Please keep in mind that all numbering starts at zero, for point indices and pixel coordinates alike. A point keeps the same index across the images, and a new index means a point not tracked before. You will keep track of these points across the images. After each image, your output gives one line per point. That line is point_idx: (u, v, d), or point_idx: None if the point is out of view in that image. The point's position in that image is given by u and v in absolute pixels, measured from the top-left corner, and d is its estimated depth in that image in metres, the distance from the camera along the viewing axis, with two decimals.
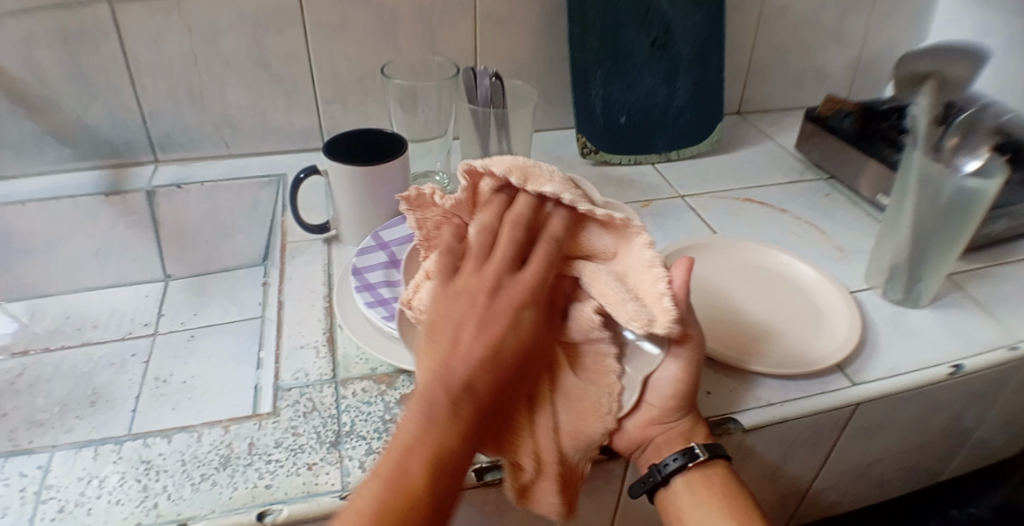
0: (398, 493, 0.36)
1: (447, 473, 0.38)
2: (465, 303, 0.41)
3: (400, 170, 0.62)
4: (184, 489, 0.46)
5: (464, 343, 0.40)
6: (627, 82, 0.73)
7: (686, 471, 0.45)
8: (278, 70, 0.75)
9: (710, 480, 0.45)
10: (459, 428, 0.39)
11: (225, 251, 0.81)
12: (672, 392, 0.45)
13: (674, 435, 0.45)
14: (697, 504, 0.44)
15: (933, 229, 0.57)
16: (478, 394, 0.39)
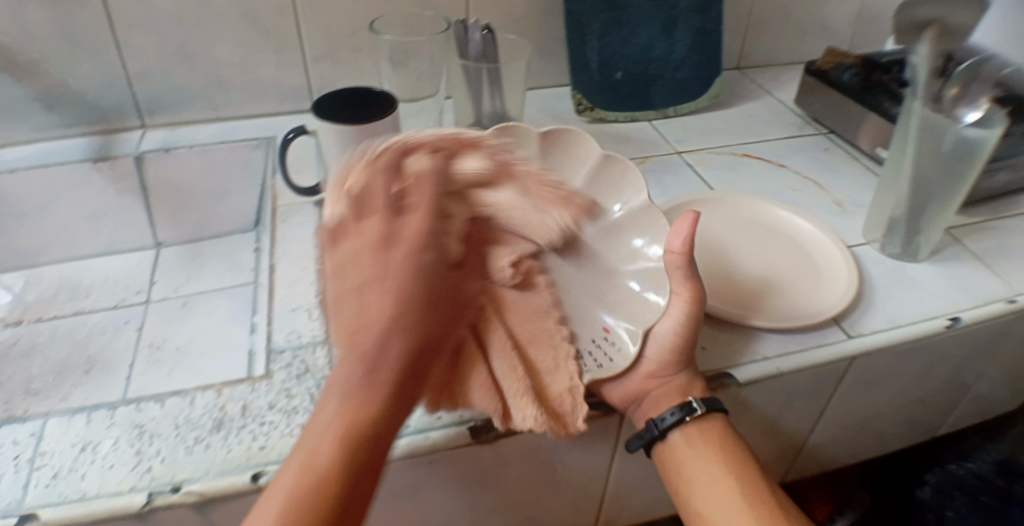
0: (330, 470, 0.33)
1: (378, 440, 0.35)
2: (369, 260, 0.39)
3: (390, 128, 0.61)
4: (178, 451, 0.45)
5: (372, 302, 0.38)
6: (626, 34, 0.70)
7: (685, 423, 0.45)
8: (267, 27, 0.73)
9: (708, 430, 0.45)
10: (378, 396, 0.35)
11: (218, 216, 0.79)
12: (672, 342, 0.45)
13: (672, 389, 0.45)
14: (697, 457, 0.44)
15: (935, 181, 0.57)
16: (389, 354, 0.36)
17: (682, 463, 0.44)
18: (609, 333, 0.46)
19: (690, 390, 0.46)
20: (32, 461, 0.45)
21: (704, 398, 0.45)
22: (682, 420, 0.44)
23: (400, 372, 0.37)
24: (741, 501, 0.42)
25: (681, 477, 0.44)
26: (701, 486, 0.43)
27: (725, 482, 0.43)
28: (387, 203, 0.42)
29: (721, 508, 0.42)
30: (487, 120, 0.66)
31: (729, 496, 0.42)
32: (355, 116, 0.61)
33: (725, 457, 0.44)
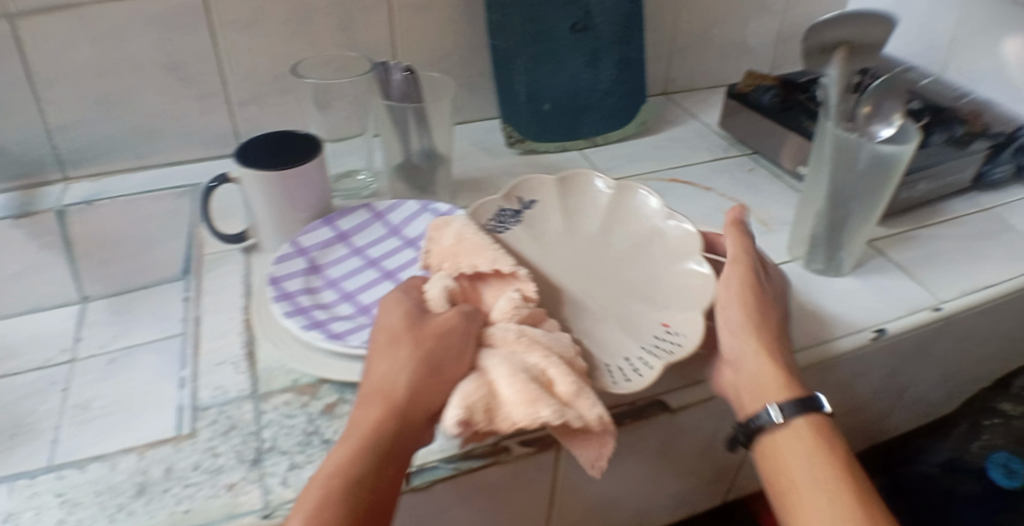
0: (311, 499, 0.36)
1: (359, 473, 0.37)
2: (382, 317, 0.45)
3: (316, 171, 0.60)
4: (100, 520, 0.43)
5: (378, 347, 0.43)
6: (551, 67, 0.72)
7: (786, 424, 0.44)
8: (190, 74, 0.72)
9: (819, 436, 0.43)
10: (353, 437, 0.39)
11: (148, 266, 0.78)
12: (743, 307, 0.48)
13: (760, 371, 0.46)
14: (807, 462, 0.42)
15: (852, 194, 0.58)
16: (367, 401, 0.40)
17: (785, 470, 0.43)
18: (669, 327, 0.49)
19: (774, 394, 0.45)
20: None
21: (797, 402, 0.44)
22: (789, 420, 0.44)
23: (379, 407, 0.40)
24: (859, 520, 0.39)
25: (784, 483, 0.42)
26: (807, 492, 0.41)
27: (831, 493, 0.40)
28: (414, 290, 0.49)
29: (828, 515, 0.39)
30: (416, 157, 0.65)
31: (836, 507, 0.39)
32: (276, 157, 0.59)
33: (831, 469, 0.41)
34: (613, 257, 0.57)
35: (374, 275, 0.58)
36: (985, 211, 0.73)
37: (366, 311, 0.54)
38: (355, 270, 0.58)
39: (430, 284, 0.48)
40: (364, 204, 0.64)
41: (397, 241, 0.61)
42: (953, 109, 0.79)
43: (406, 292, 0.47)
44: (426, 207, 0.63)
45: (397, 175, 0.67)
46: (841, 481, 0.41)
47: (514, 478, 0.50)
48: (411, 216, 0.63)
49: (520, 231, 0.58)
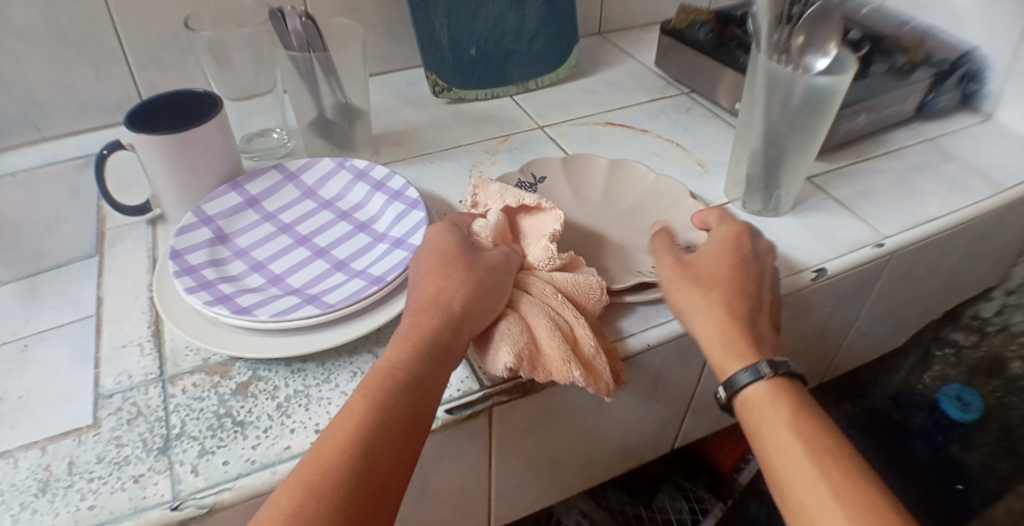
0: (374, 386, 0.37)
1: (417, 372, 0.39)
2: (433, 246, 0.47)
3: (220, 133, 0.56)
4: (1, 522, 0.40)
5: (433, 267, 0.45)
6: (472, 9, 0.67)
7: (744, 390, 0.42)
8: (76, 34, 0.65)
9: (781, 396, 0.41)
10: (412, 338, 0.40)
11: (53, 248, 0.72)
12: (717, 291, 0.45)
13: (732, 352, 0.43)
14: (784, 426, 0.39)
15: (787, 131, 0.56)
16: (422, 311, 0.42)
17: (762, 436, 0.40)
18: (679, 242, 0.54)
19: (730, 369, 0.43)
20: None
21: (754, 367, 0.42)
22: (748, 385, 0.42)
23: (436, 317, 0.41)
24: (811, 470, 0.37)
25: (764, 451, 0.39)
26: (782, 459, 0.38)
27: (811, 460, 0.37)
28: (460, 226, 0.50)
29: (809, 486, 0.36)
30: (331, 114, 0.61)
31: (814, 474, 0.36)
32: (181, 121, 0.56)
33: (805, 433, 0.38)
34: (620, 208, 0.59)
35: (288, 241, 0.54)
36: (929, 142, 0.71)
37: (278, 281, 0.50)
38: (266, 237, 0.55)
39: (477, 223, 0.50)
40: (274, 165, 0.60)
41: (312, 204, 0.58)
42: (894, 38, 0.76)
43: (454, 225, 0.49)
44: (342, 164, 0.60)
45: (312, 133, 0.62)
46: (813, 443, 0.38)
47: (444, 447, 0.48)
48: (325, 177, 0.59)
49: None
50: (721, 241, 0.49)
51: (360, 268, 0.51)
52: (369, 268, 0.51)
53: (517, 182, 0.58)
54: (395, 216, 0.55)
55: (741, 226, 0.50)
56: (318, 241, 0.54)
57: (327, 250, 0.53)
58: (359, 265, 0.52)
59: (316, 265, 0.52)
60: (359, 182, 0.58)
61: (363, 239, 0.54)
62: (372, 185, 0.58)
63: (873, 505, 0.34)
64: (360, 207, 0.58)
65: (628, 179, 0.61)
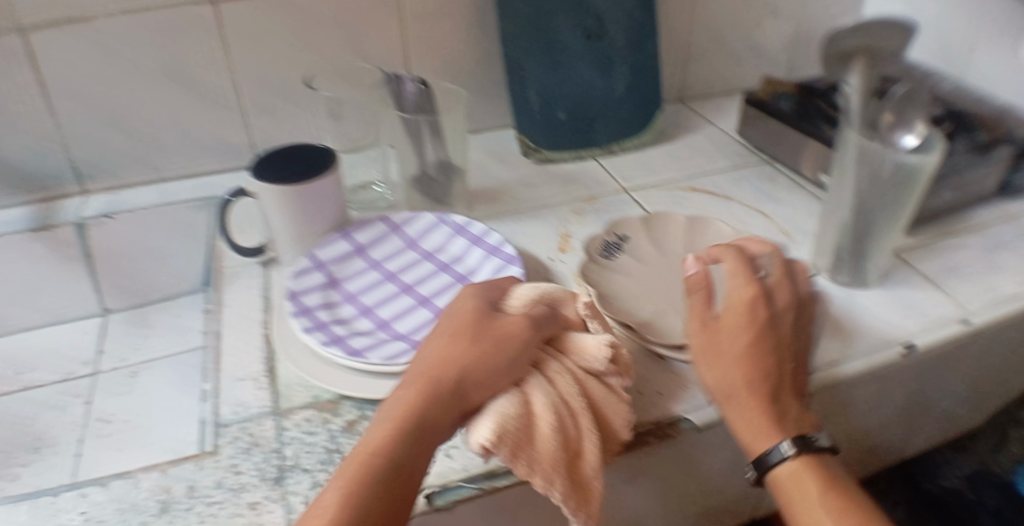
0: (351, 475, 0.37)
1: (398, 458, 0.38)
2: (454, 317, 0.46)
3: (333, 183, 0.61)
4: None
5: (442, 342, 0.44)
6: (562, 74, 0.71)
7: (774, 468, 0.46)
8: (201, 84, 0.72)
9: (815, 474, 0.45)
10: (396, 420, 0.39)
11: (165, 282, 0.79)
12: (741, 370, 0.46)
13: (759, 431, 0.45)
14: (817, 505, 0.43)
15: (876, 204, 0.57)
16: (414, 386, 0.41)
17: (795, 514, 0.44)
18: None
19: (762, 446, 0.45)
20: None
21: (786, 448, 0.45)
22: (778, 465, 0.45)
23: (425, 395, 0.40)
24: None
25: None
26: None
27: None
28: (499, 298, 0.48)
29: None
30: (432, 169, 0.65)
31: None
32: (294, 164, 0.60)
33: (839, 510, 0.43)
34: None
35: (392, 289, 0.58)
36: (1015, 218, 0.71)
37: (384, 326, 0.54)
38: (373, 284, 0.59)
39: (520, 289, 0.48)
40: (381, 217, 0.65)
41: (415, 254, 0.62)
42: (975, 114, 0.78)
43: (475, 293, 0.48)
44: (443, 219, 0.64)
45: (413, 187, 0.66)
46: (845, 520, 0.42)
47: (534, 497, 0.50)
48: (427, 230, 0.64)
49: (628, 261, 0.61)
50: (740, 307, 0.48)
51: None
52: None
53: (606, 244, 0.61)
54: (492, 269, 0.58)
55: (757, 289, 0.49)
56: (420, 290, 0.58)
57: (430, 299, 0.57)
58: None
59: (418, 313, 0.55)
60: (458, 236, 0.62)
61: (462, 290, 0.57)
62: (471, 240, 0.62)
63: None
64: (459, 259, 0.61)
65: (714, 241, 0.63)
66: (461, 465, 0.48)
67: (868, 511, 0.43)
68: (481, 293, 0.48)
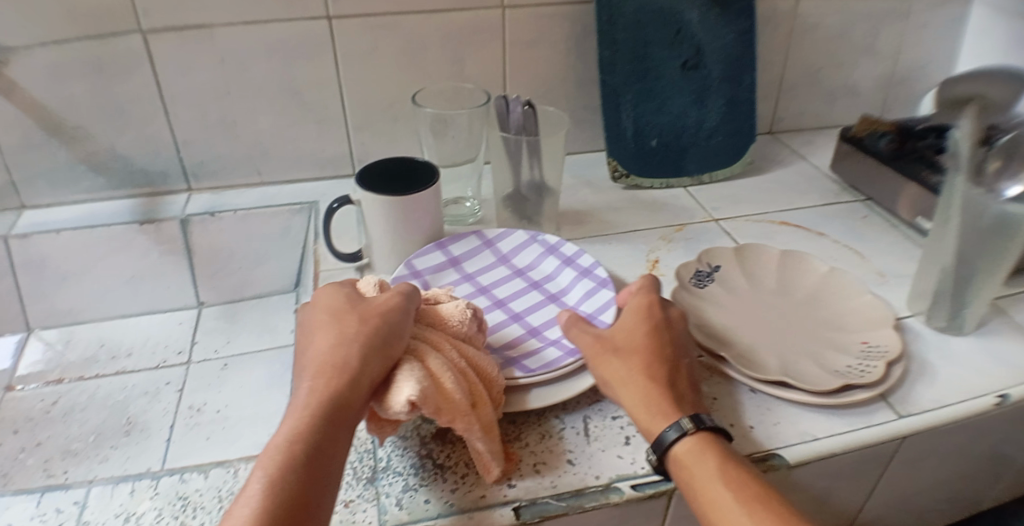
0: (273, 463, 0.37)
1: (319, 438, 0.39)
2: (331, 314, 0.48)
3: (431, 198, 0.62)
4: None
5: (332, 332, 0.46)
6: (658, 103, 0.74)
7: (672, 448, 0.43)
8: (309, 96, 0.76)
9: (709, 450, 0.42)
10: (307, 406, 0.41)
11: (259, 279, 0.82)
12: (641, 358, 0.47)
13: (657, 414, 0.44)
14: (714, 479, 0.40)
15: (979, 252, 0.55)
16: (317, 371, 0.43)
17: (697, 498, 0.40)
18: (868, 343, 0.55)
19: (655, 427, 0.43)
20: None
21: (680, 426, 0.43)
22: (675, 443, 0.42)
23: (331, 375, 0.42)
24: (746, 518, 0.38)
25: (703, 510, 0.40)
26: (721, 515, 0.39)
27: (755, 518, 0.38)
28: (353, 292, 0.51)
29: None
30: (525, 189, 0.67)
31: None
32: (405, 168, 0.64)
33: (733, 482, 0.40)
34: (798, 303, 0.60)
35: (486, 302, 0.59)
36: None
37: None
38: (467, 295, 0.60)
39: (364, 286, 0.52)
40: (474, 231, 0.66)
41: (507, 270, 0.63)
42: None
43: (330, 291, 0.51)
44: (535, 238, 0.66)
45: (505, 206, 0.68)
46: (744, 492, 0.39)
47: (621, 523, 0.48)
48: (518, 248, 0.65)
49: (719, 291, 0.61)
50: (636, 310, 0.51)
51: (553, 337, 0.55)
52: (562, 340, 0.54)
53: (698, 273, 0.60)
54: (584, 291, 0.59)
55: (652, 296, 0.52)
56: (512, 305, 0.59)
57: (522, 315, 0.58)
58: (552, 334, 0.55)
59: (511, 329, 0.56)
60: (550, 255, 0.64)
61: (554, 309, 0.58)
62: (562, 260, 0.63)
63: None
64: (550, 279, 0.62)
65: (807, 276, 0.63)
66: (549, 483, 0.47)
67: (768, 486, 0.40)
68: (334, 295, 0.51)
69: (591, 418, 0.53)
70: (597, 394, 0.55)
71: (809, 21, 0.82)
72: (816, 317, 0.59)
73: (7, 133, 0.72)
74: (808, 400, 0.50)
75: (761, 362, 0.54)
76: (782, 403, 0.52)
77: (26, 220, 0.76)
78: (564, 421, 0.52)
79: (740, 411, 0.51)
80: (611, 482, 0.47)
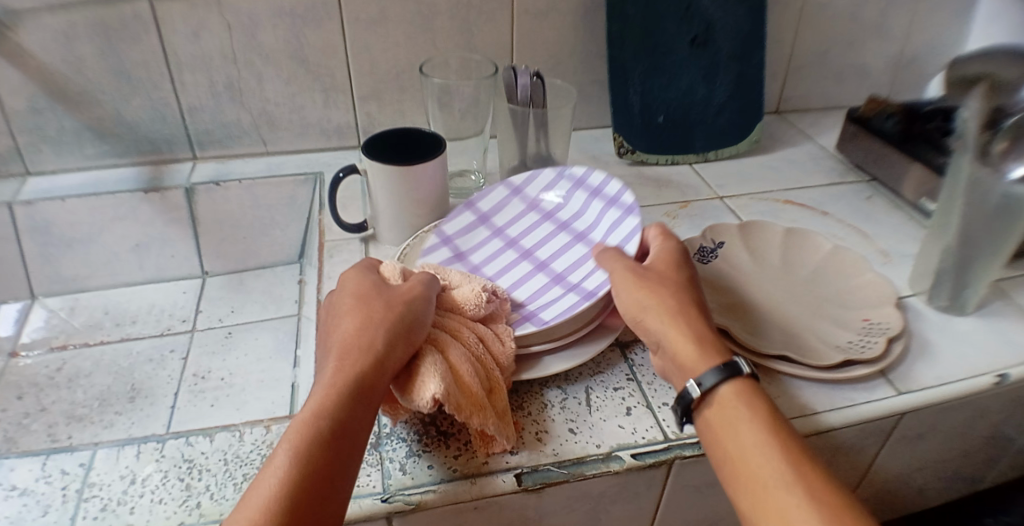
0: (298, 437, 0.38)
1: (343, 416, 0.39)
2: (356, 295, 0.48)
3: (438, 169, 0.62)
4: (226, 488, 0.46)
5: (356, 314, 0.46)
6: (667, 79, 0.74)
7: (715, 390, 0.43)
8: (317, 65, 0.75)
9: (752, 399, 0.42)
10: (332, 386, 0.41)
11: (264, 249, 0.83)
12: (678, 298, 0.48)
13: (700, 353, 0.44)
14: (756, 426, 0.41)
15: (983, 234, 0.55)
16: (341, 352, 0.43)
17: (723, 435, 0.41)
18: (869, 320, 0.56)
19: (699, 369, 0.44)
20: (26, 487, 0.48)
21: (719, 369, 0.43)
22: (719, 385, 0.43)
23: (354, 356, 0.42)
24: (787, 467, 0.38)
25: (732, 449, 0.41)
26: (761, 462, 0.39)
27: (780, 461, 0.39)
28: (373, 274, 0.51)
29: (784, 488, 0.38)
30: (530, 162, 0.69)
31: (788, 476, 0.38)
32: (407, 147, 0.63)
33: (776, 433, 0.40)
34: (800, 279, 0.61)
35: (514, 256, 0.60)
36: None
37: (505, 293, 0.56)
38: (496, 251, 0.61)
39: (385, 267, 0.52)
40: (502, 182, 0.66)
41: (535, 217, 0.64)
42: None
43: (354, 276, 0.51)
44: (562, 174, 0.65)
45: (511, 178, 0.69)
46: (786, 444, 0.40)
47: (622, 491, 0.49)
48: (548, 186, 0.65)
49: (724, 267, 0.61)
50: (672, 256, 0.52)
51: (576, 281, 0.56)
52: (584, 282, 0.56)
53: (702, 249, 0.61)
54: (611, 223, 0.59)
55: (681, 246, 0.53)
56: (539, 255, 0.60)
57: (549, 263, 0.59)
58: (575, 278, 0.57)
59: (538, 278, 0.58)
60: (577, 191, 0.64)
61: (582, 250, 0.59)
62: (590, 193, 0.63)
63: (844, 503, 0.36)
64: (579, 216, 0.63)
65: (810, 254, 0.63)
66: (551, 450, 0.48)
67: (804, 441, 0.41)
68: (356, 277, 0.51)
69: (594, 389, 0.53)
70: (600, 365, 0.55)
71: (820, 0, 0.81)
72: (818, 294, 0.59)
73: (13, 98, 0.72)
74: (809, 374, 0.51)
75: (764, 336, 0.54)
76: (784, 378, 0.52)
77: (32, 187, 0.76)
78: (567, 391, 0.53)
79: None
80: (612, 451, 0.48)
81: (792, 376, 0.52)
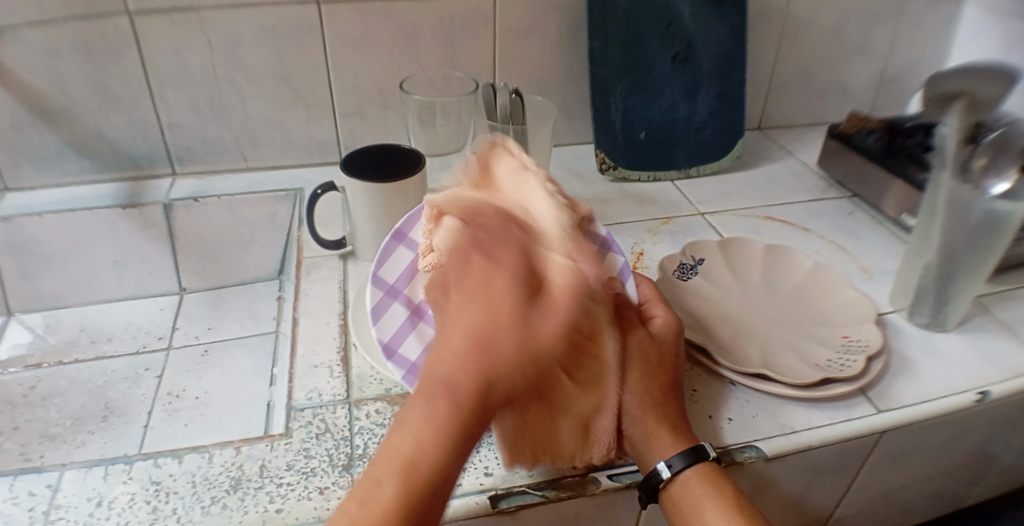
0: (400, 470, 0.35)
1: (448, 451, 0.36)
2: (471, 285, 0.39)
3: (418, 186, 0.62)
4: (194, 512, 0.44)
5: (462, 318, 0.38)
6: (647, 97, 0.74)
7: (678, 475, 0.43)
8: (298, 82, 0.75)
9: (715, 480, 0.43)
10: (437, 434, 0.36)
11: (245, 265, 0.82)
12: (657, 383, 0.46)
13: (666, 443, 0.44)
14: (723, 511, 0.41)
15: (963, 251, 0.55)
16: (456, 382, 0.36)
17: (691, 515, 0.41)
18: (849, 337, 0.55)
19: (665, 451, 0.43)
20: None
21: (685, 454, 0.43)
22: (683, 470, 0.42)
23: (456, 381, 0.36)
24: None
25: None
26: None
27: None
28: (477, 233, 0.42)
29: None
30: None
31: None
32: (387, 176, 0.62)
33: (740, 514, 0.41)
34: (780, 296, 0.60)
35: None
36: None
37: None
38: None
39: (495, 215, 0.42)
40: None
41: None
42: None
43: (478, 240, 0.41)
44: None
45: None
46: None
47: (599, 513, 0.48)
48: None
49: (704, 284, 0.60)
50: (667, 332, 0.49)
51: None
52: None
53: (682, 265, 0.60)
54: None
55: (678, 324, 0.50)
56: None
57: None
58: None
59: None
60: None
61: None
62: None
63: None
64: None
65: (791, 271, 0.63)
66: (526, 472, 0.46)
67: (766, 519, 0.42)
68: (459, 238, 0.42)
69: None
70: None
71: (801, 19, 0.82)
72: (798, 311, 0.59)
73: None
74: (788, 394, 0.50)
75: (742, 354, 0.54)
76: (763, 396, 0.51)
77: (9, 203, 0.75)
78: None
79: (719, 403, 0.51)
80: (589, 472, 0.46)
81: (768, 394, 0.51)
